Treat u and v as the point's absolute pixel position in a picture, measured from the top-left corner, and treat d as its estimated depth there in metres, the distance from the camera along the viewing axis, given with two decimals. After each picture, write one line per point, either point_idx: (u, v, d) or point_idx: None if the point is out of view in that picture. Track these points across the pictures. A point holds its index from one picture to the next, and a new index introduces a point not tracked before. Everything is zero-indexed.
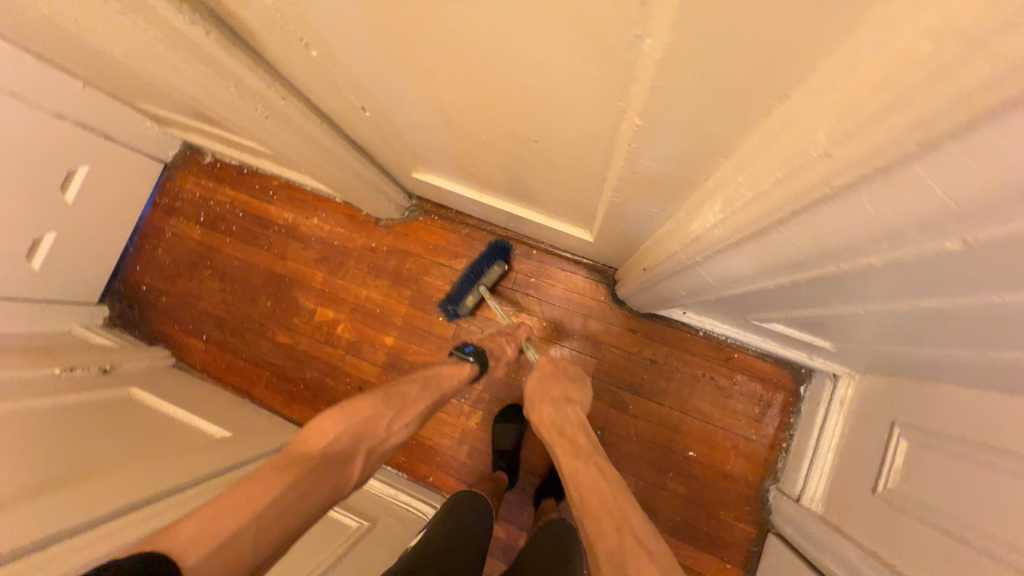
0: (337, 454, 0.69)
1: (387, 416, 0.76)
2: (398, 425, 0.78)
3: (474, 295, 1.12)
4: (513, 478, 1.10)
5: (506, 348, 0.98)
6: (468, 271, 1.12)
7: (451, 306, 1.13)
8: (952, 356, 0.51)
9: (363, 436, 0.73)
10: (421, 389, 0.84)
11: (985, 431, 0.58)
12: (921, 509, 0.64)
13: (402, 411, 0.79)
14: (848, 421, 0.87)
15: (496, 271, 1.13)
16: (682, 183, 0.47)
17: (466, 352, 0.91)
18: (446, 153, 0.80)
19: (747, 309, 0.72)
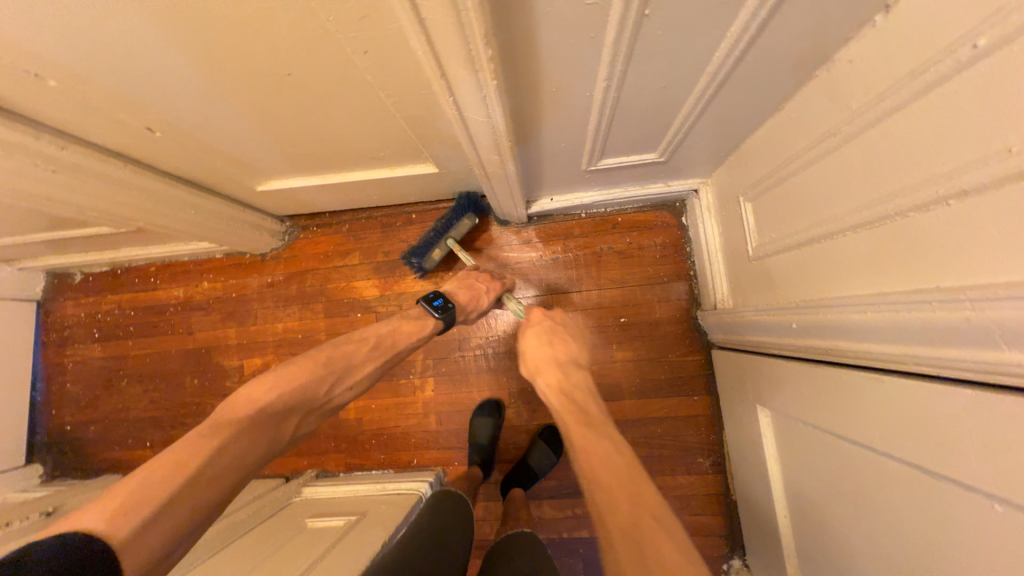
0: (273, 416, 0.63)
1: (328, 376, 0.71)
2: (342, 389, 0.73)
3: (441, 247, 1.09)
4: (488, 471, 1.11)
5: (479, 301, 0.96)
6: (437, 224, 1.09)
7: (415, 258, 1.11)
8: (707, 83, 0.59)
9: (302, 403, 0.67)
10: (372, 350, 0.79)
11: (789, 153, 0.66)
12: (779, 243, 0.72)
13: (349, 375, 0.74)
14: (718, 217, 0.97)
15: (466, 225, 1.08)
16: (396, 35, 0.51)
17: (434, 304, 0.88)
18: (260, 146, 0.82)
19: (573, 150, 0.78)
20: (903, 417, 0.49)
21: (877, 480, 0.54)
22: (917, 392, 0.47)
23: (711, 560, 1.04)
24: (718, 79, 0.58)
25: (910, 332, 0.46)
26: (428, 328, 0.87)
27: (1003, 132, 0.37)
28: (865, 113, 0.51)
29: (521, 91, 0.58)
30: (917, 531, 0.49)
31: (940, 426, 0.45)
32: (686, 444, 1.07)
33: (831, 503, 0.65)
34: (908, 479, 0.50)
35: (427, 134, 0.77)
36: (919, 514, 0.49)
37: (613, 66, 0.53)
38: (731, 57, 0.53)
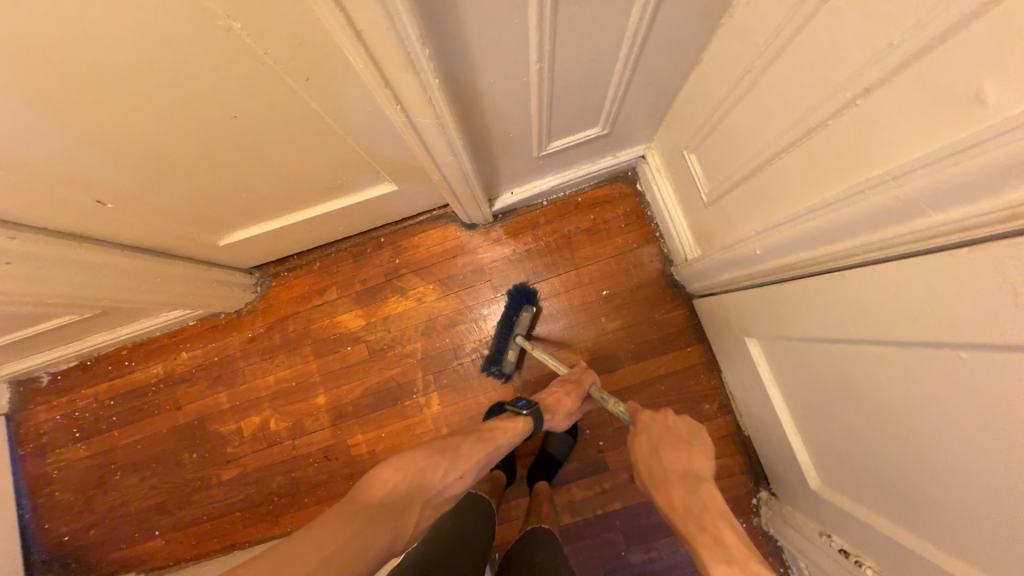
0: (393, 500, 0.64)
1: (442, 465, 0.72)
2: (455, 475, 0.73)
3: (515, 348, 1.12)
4: (511, 475, 1.12)
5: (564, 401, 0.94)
6: (502, 325, 1.14)
7: (494, 366, 1.15)
8: (629, 48, 0.63)
9: (420, 484, 0.67)
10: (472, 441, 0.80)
11: (716, 98, 0.72)
12: (726, 183, 0.78)
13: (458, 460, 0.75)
14: (669, 176, 1.03)
15: (526, 317, 1.12)
16: (333, 57, 0.54)
17: (517, 404, 0.90)
18: (215, 197, 0.82)
19: (522, 139, 0.82)
20: (870, 301, 0.54)
21: (865, 367, 0.59)
22: (875, 275, 0.52)
23: (739, 498, 1.08)
24: (637, 43, 0.62)
25: (853, 225, 0.51)
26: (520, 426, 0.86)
27: (884, 30, 0.42)
28: (770, 45, 0.56)
29: (462, 90, 0.61)
30: (907, 398, 0.54)
31: (901, 297, 0.49)
32: (691, 395, 1.11)
33: (830, 405, 0.70)
34: (887, 357, 0.54)
35: (380, 151, 0.79)
36: (906, 384, 0.53)
37: (542, 46, 0.57)
38: (646, 20, 0.58)
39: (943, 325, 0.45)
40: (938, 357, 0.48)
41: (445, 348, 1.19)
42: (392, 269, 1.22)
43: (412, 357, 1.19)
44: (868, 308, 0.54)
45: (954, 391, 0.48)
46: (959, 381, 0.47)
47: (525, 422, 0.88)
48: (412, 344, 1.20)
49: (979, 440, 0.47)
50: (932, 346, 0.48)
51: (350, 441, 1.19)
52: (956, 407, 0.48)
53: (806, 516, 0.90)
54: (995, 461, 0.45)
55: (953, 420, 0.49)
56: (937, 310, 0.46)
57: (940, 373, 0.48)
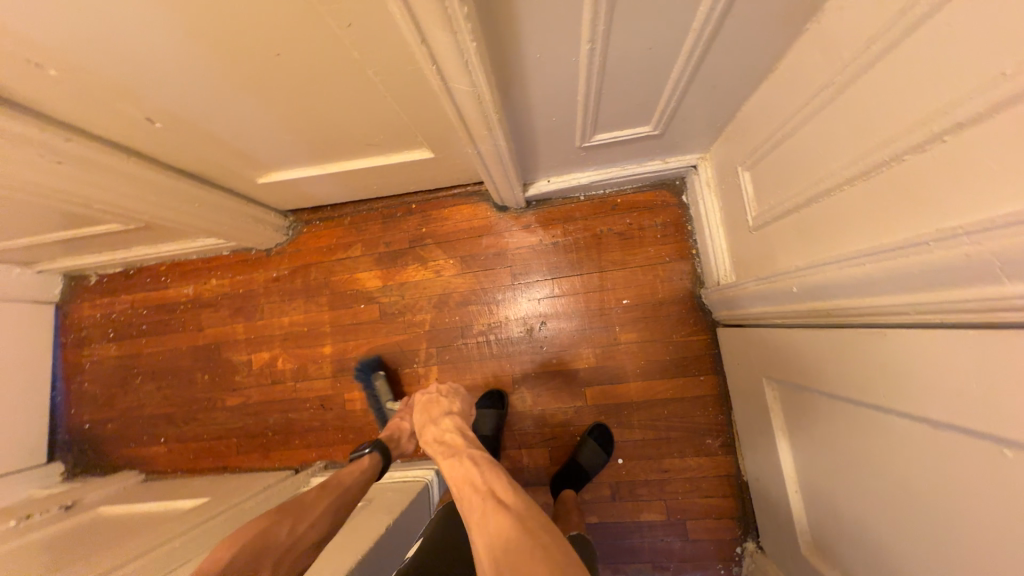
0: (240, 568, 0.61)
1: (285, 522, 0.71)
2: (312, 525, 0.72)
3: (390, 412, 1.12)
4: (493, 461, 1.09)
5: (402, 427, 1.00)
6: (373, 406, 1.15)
7: None
8: (696, 42, 0.57)
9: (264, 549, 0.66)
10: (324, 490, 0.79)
11: (784, 114, 0.65)
12: (779, 209, 0.71)
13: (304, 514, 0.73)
14: (717, 192, 0.95)
15: (382, 383, 1.14)
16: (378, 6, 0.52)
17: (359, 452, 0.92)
18: (259, 135, 0.83)
19: (564, 125, 0.78)
20: (909, 368, 0.47)
21: (888, 437, 0.52)
22: (925, 342, 0.45)
23: (724, 543, 1.01)
24: (707, 37, 0.56)
25: (914, 279, 0.44)
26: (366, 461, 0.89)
27: (998, 55, 0.35)
28: (858, 58, 0.49)
29: (506, 58, 0.57)
30: (931, 484, 0.47)
31: (946, 372, 0.43)
32: (694, 426, 1.05)
33: (841, 471, 0.63)
34: (922, 435, 0.47)
35: (419, 113, 0.77)
36: (933, 468, 0.46)
37: (597, 25, 0.52)
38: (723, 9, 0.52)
39: (993, 414, 0.39)
40: (979, 449, 0.41)
41: (453, 326, 1.18)
42: (417, 237, 1.22)
43: (420, 327, 1.20)
44: (904, 374, 0.48)
45: (987, 489, 0.41)
46: (996, 481, 0.40)
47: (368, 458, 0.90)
48: (423, 315, 1.20)
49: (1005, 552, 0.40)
50: (975, 434, 0.41)
51: (347, 396, 1.22)
52: (987, 509, 0.41)
53: None
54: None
55: (981, 523, 0.42)
56: (990, 395, 0.39)
57: (977, 467, 0.42)
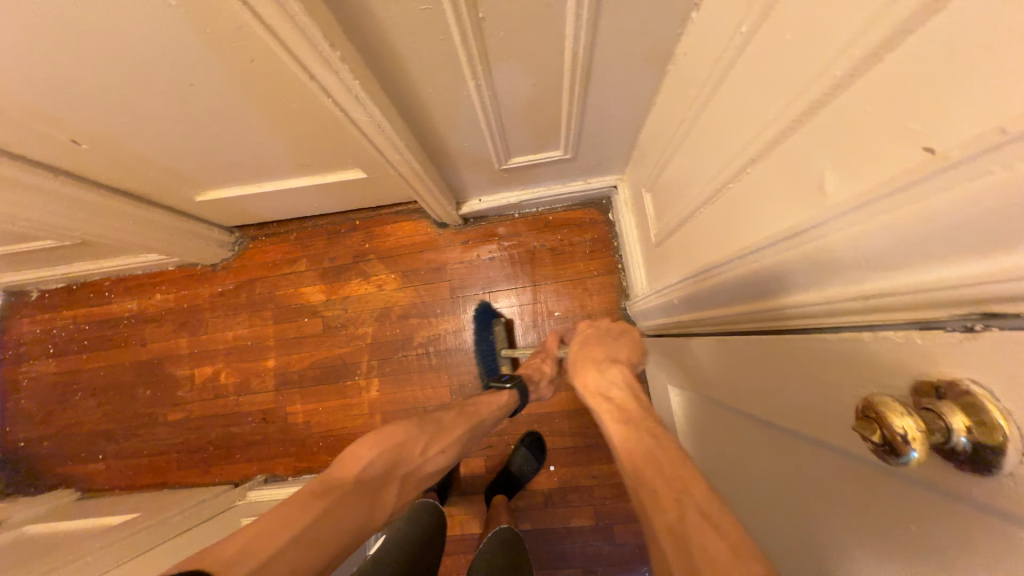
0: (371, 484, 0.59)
1: (422, 438, 0.65)
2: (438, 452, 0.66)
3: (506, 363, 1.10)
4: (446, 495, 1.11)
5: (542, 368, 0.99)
6: (480, 349, 1.11)
7: None
8: (571, 79, 0.64)
9: (398, 464, 0.62)
10: (458, 415, 0.73)
11: (664, 144, 0.72)
12: (667, 228, 0.77)
13: (439, 436, 0.68)
14: (633, 210, 1.02)
15: (500, 332, 1.13)
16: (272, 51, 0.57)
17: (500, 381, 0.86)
18: (188, 155, 0.86)
19: (478, 149, 0.83)
20: (744, 376, 0.52)
21: (744, 440, 0.57)
22: (746, 350, 0.50)
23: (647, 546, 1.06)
24: (579, 75, 0.63)
25: (738, 291, 0.50)
26: (504, 400, 0.81)
27: (759, 108, 0.42)
28: (698, 97, 0.56)
29: (401, 91, 0.62)
30: (763, 482, 0.52)
31: (758, 379, 0.48)
32: None
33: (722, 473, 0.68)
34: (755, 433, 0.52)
35: (341, 138, 0.82)
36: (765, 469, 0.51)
37: (473, 66, 0.58)
38: (584, 51, 0.58)
39: (780, 418, 0.43)
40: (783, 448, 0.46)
41: (395, 338, 1.21)
42: (360, 252, 1.25)
43: (362, 340, 1.22)
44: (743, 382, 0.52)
45: (789, 486, 0.46)
46: (793, 477, 0.45)
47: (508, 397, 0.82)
48: (365, 327, 1.23)
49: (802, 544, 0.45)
50: (778, 434, 0.46)
51: (290, 408, 1.23)
52: (789, 503, 0.46)
53: None
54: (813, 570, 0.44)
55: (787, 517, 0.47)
56: (776, 401, 0.44)
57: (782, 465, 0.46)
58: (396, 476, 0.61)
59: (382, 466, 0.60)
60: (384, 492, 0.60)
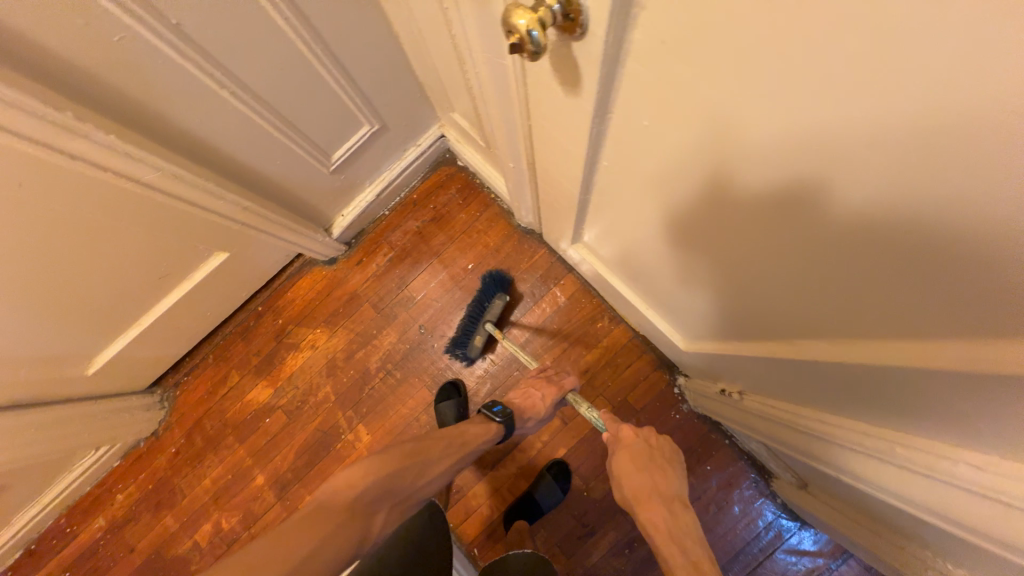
0: (366, 509, 0.64)
1: (415, 471, 0.71)
2: (425, 481, 0.72)
3: (480, 333, 1.11)
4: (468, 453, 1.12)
5: (533, 397, 0.95)
6: (470, 312, 1.12)
7: (459, 351, 1.13)
8: (308, 46, 0.70)
9: (391, 492, 0.67)
10: (447, 445, 0.78)
11: (426, 55, 0.80)
12: (477, 120, 0.85)
13: (429, 467, 0.74)
14: (466, 142, 1.10)
15: (497, 306, 1.11)
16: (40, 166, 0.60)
17: (494, 412, 0.89)
18: (46, 331, 0.83)
19: (294, 161, 0.88)
20: (757, 255, 0.46)
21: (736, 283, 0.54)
22: (747, 229, 0.43)
23: (664, 393, 1.10)
24: (309, 34, 0.69)
25: (719, 202, 0.43)
26: (493, 431, 0.86)
27: None
28: None
29: (172, 133, 0.68)
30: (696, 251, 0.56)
31: (804, 264, 0.41)
32: (582, 321, 1.15)
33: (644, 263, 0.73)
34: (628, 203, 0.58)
35: (178, 229, 0.83)
36: (742, 265, 0.50)
37: (212, 72, 0.63)
38: (291, 9, 0.64)
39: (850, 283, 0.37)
40: (803, 271, 0.42)
41: (354, 380, 1.21)
42: (279, 330, 1.25)
43: (328, 401, 1.21)
44: (768, 266, 0.46)
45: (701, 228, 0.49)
46: (764, 250, 0.44)
47: (496, 427, 0.87)
48: (323, 389, 1.21)
49: (716, 237, 0.50)
50: (865, 324, 0.41)
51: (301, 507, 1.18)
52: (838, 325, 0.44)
53: (706, 380, 0.93)
54: (728, 245, 0.49)
55: (730, 250, 0.50)
56: (867, 293, 0.37)
57: (747, 239, 0.45)
58: (389, 501, 0.67)
59: (379, 489, 0.66)
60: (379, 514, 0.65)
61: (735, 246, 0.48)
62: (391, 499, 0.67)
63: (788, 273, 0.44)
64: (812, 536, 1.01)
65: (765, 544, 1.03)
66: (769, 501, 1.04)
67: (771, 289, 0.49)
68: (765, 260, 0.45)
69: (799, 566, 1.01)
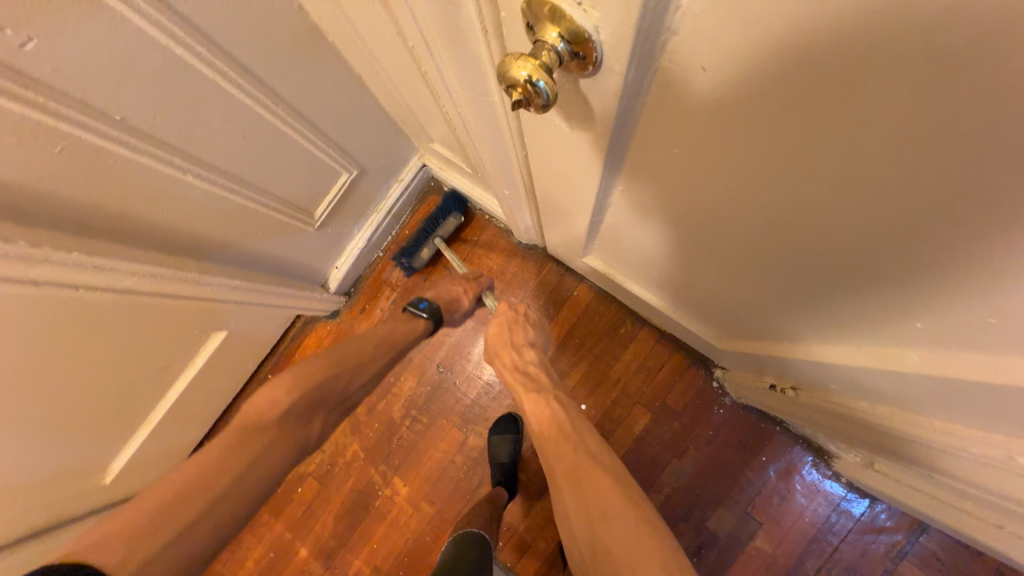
0: (297, 418, 0.63)
1: (343, 372, 0.70)
2: (358, 384, 0.72)
3: (429, 247, 1.12)
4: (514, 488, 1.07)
5: (463, 299, 0.93)
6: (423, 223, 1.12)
7: (404, 259, 1.13)
8: (274, 111, 0.66)
9: (321, 399, 0.66)
10: (380, 348, 0.76)
11: (394, 92, 0.75)
12: (460, 147, 0.79)
13: (363, 370, 0.73)
14: (449, 168, 1.04)
15: (451, 224, 1.13)
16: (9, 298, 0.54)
17: (419, 307, 0.85)
18: (50, 457, 0.77)
19: (277, 227, 0.83)
20: (775, 232, 0.37)
21: (791, 298, 0.48)
22: (703, 166, 0.35)
23: (703, 389, 1.05)
24: (272, 101, 0.65)
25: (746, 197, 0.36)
26: (421, 328, 0.83)
27: None
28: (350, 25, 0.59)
29: (141, 228, 0.63)
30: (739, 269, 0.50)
31: (839, 240, 0.33)
32: (603, 329, 1.10)
33: (671, 274, 0.68)
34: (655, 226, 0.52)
35: (169, 322, 0.78)
36: (776, 264, 0.43)
37: (172, 161, 0.58)
38: (250, 79, 0.60)
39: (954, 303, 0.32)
40: (845, 253, 0.34)
41: (380, 433, 1.16)
42: None
43: (359, 459, 1.16)
44: (740, 208, 0.37)
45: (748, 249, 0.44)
46: (810, 251, 0.37)
47: (423, 323, 0.84)
48: (350, 448, 1.16)
49: (747, 246, 0.43)
50: (863, 252, 0.33)
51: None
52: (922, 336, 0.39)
53: (748, 372, 0.87)
54: (763, 252, 0.42)
55: (766, 256, 0.43)
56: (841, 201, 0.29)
57: (765, 223, 0.37)
58: (322, 407, 0.66)
59: (309, 401, 0.64)
60: (311, 421, 0.65)
61: (773, 252, 0.41)
62: (325, 407, 0.67)
63: (857, 284, 0.38)
64: (886, 512, 0.96)
65: (837, 527, 0.98)
66: (832, 482, 0.99)
67: (839, 305, 0.43)
68: (812, 265, 0.39)
69: (877, 544, 0.96)
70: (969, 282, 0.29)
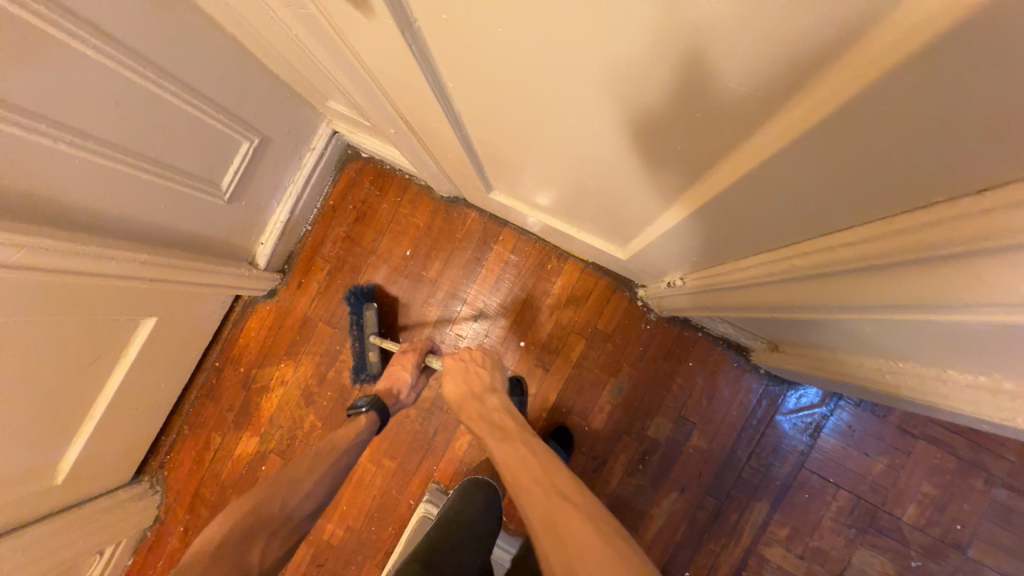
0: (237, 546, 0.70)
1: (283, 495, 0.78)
2: (302, 498, 0.80)
3: (371, 348, 1.10)
4: None
5: (401, 372, 1.02)
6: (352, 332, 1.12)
7: (362, 373, 1.12)
8: (135, 70, 0.64)
9: (262, 524, 0.74)
10: (315, 459, 0.85)
11: (274, 49, 0.77)
12: (350, 100, 0.82)
13: (304, 482, 0.81)
14: (356, 131, 1.07)
15: (371, 315, 1.11)
16: None
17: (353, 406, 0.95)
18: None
19: (183, 198, 0.84)
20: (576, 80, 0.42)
21: (623, 167, 0.53)
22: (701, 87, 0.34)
23: (629, 310, 1.11)
24: (123, 54, 0.61)
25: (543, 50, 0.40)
26: (365, 422, 0.92)
27: None
28: None
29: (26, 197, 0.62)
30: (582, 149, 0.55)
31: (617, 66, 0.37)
32: (532, 268, 1.15)
33: (549, 184, 0.73)
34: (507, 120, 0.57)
35: (91, 305, 0.79)
36: (590, 113, 0.46)
37: (37, 127, 0.58)
38: (91, 34, 0.57)
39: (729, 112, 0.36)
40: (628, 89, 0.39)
41: (334, 400, 1.19)
42: (244, 378, 1.22)
43: (317, 428, 1.18)
44: (570, 52, 0.38)
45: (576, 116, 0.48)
46: (605, 87, 0.41)
47: (367, 416, 0.93)
48: (307, 419, 1.19)
49: (561, 104, 0.47)
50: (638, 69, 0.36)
51: (326, 535, 1.16)
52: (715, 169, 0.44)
53: (655, 281, 0.94)
54: (582, 99, 0.45)
55: (579, 110, 0.46)
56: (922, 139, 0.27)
57: (553, 49, 0.39)
58: (264, 529, 0.74)
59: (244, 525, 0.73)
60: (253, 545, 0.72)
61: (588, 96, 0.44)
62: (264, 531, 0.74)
63: (644, 120, 0.42)
64: (802, 392, 1.05)
65: (762, 414, 1.06)
66: (752, 374, 1.07)
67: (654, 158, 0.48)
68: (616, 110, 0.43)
69: (796, 423, 1.05)
70: (704, 67, 0.32)
